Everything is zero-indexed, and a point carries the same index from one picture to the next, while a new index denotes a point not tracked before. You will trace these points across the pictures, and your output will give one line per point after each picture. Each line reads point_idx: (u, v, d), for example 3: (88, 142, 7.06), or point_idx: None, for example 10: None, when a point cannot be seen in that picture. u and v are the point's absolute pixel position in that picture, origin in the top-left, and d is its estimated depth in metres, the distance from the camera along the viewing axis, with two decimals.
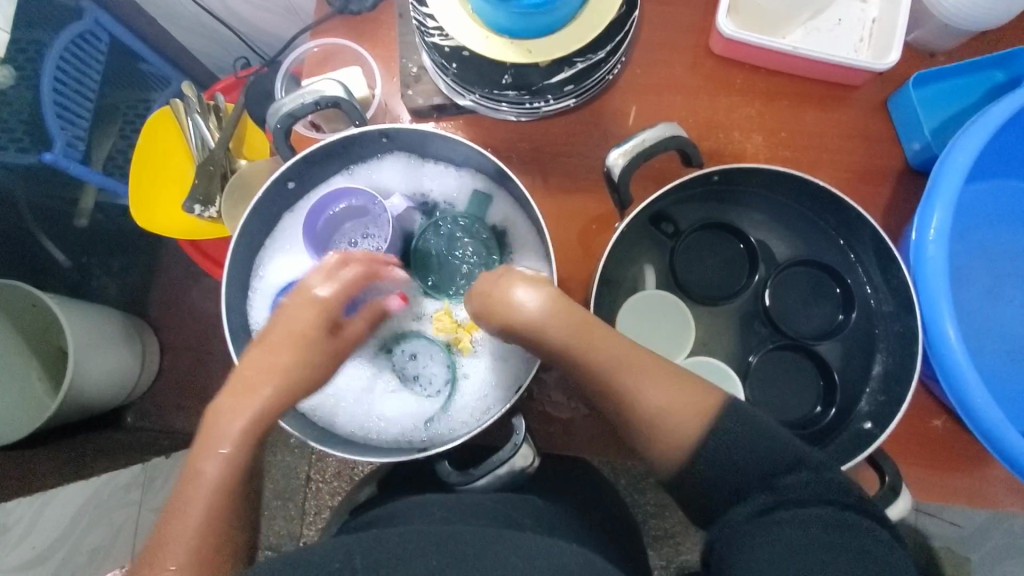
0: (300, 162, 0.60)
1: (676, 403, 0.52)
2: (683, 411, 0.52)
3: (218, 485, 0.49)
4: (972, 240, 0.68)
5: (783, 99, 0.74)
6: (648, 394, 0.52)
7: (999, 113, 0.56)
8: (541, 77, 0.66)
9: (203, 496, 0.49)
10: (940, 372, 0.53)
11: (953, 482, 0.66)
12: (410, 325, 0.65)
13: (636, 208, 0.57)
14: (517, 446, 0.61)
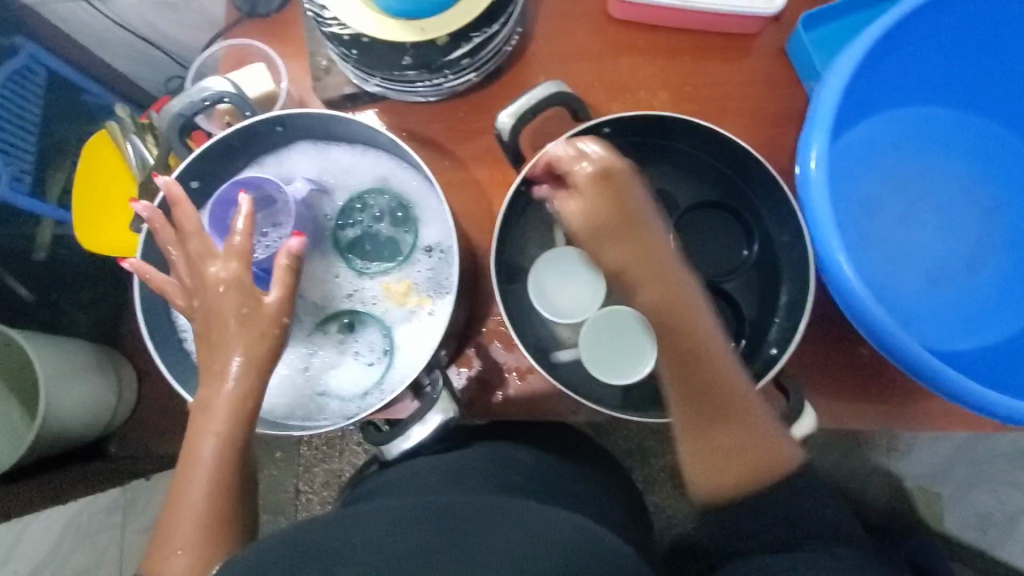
0: (202, 161, 0.60)
1: (722, 476, 0.53)
2: (738, 488, 0.53)
3: (202, 472, 0.52)
4: (877, 168, 0.69)
5: (684, 55, 0.76)
6: (714, 443, 0.52)
7: (873, 34, 0.57)
8: (438, 55, 0.67)
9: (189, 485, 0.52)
10: (837, 292, 0.54)
11: (886, 410, 0.66)
12: (345, 302, 0.64)
13: (525, 167, 0.59)
14: (432, 402, 0.58)
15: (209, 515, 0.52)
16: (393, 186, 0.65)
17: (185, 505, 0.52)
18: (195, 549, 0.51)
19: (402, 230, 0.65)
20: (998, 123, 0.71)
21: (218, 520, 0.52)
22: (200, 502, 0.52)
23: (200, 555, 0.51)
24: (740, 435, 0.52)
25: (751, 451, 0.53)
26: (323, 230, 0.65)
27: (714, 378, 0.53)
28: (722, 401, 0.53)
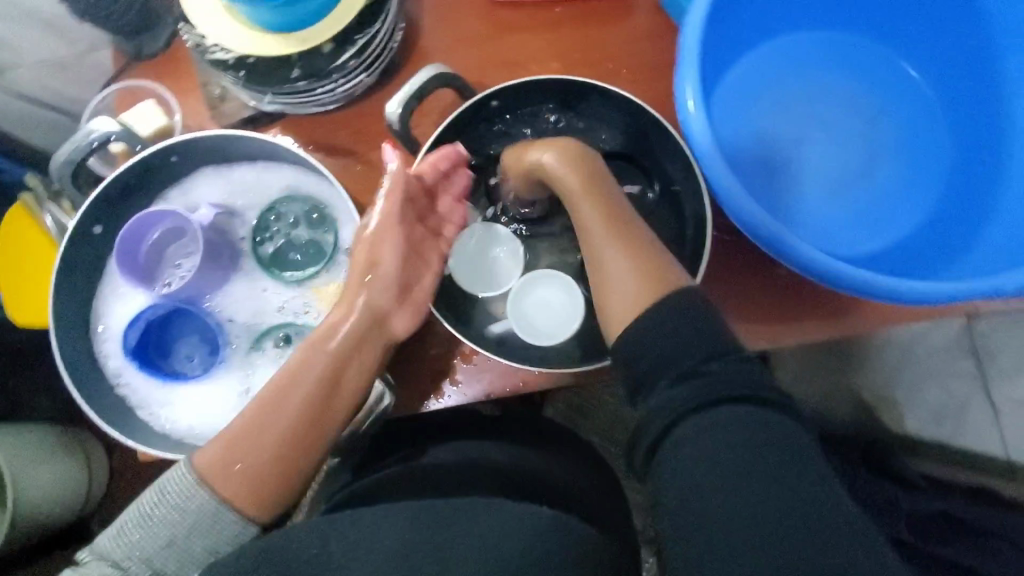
0: (103, 204, 0.60)
1: (620, 299, 0.51)
2: (640, 300, 0.50)
3: (313, 395, 0.54)
4: (763, 97, 0.72)
5: (568, 24, 0.78)
6: (600, 271, 0.53)
7: None
8: (325, 61, 0.68)
9: (264, 407, 0.53)
10: (734, 215, 0.56)
11: (818, 325, 0.67)
12: (277, 316, 0.64)
13: (420, 149, 0.61)
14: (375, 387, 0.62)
15: (272, 457, 0.52)
16: (303, 193, 0.65)
17: (263, 430, 0.52)
18: (257, 478, 0.51)
19: (323, 235, 0.65)
20: (865, 35, 0.74)
21: (289, 463, 0.53)
22: (265, 432, 0.52)
23: (262, 490, 0.51)
24: (628, 257, 0.52)
25: (636, 261, 0.52)
26: (240, 251, 0.65)
27: (616, 214, 0.55)
28: (624, 227, 0.54)
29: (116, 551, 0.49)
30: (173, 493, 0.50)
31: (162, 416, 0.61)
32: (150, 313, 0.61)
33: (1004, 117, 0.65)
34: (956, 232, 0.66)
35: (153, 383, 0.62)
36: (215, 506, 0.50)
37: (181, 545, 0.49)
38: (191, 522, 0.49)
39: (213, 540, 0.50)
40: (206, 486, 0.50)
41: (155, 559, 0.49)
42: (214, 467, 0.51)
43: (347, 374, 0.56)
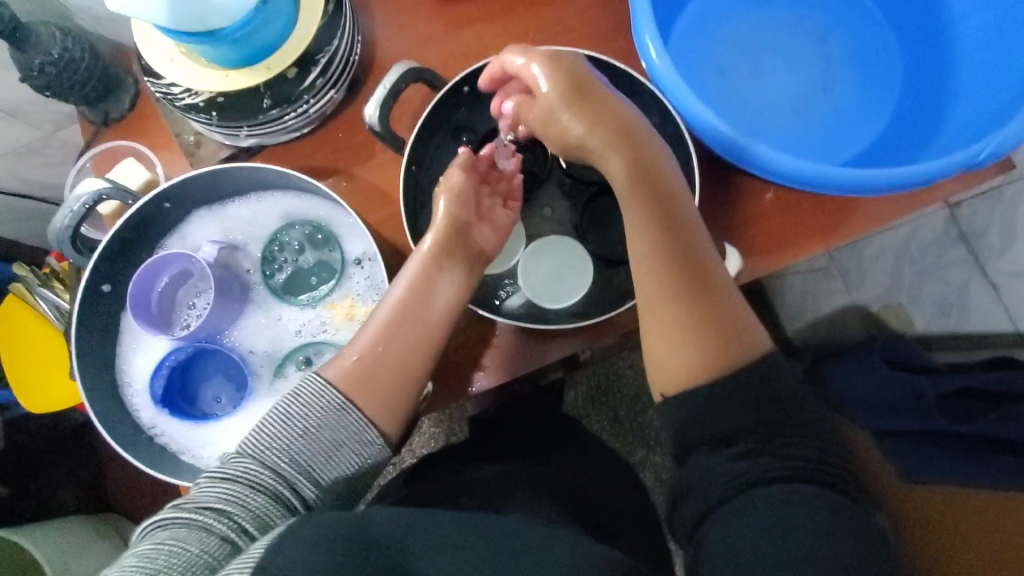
0: (106, 262, 0.60)
1: (685, 355, 0.51)
2: (708, 367, 0.50)
3: (428, 304, 0.58)
4: (716, 36, 0.75)
5: (517, 7, 0.80)
6: (667, 329, 0.53)
7: None
8: (293, 86, 0.70)
9: (379, 319, 0.57)
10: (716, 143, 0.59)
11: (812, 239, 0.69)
12: (295, 340, 0.66)
13: (404, 145, 0.63)
14: None
15: (387, 362, 0.55)
16: (300, 216, 0.67)
17: (389, 327, 0.56)
18: (380, 370, 0.54)
19: (328, 253, 0.67)
20: None
21: (410, 365, 0.56)
22: (379, 338, 0.55)
23: (383, 388, 0.54)
24: (705, 313, 0.52)
25: (705, 328, 0.52)
26: (249, 283, 0.66)
27: (693, 253, 0.55)
28: (693, 267, 0.54)
29: (257, 445, 0.49)
30: (305, 393, 0.51)
31: (203, 456, 0.61)
32: (171, 358, 0.62)
33: (943, 9, 0.69)
34: (924, 125, 0.69)
35: (189, 427, 0.62)
36: (340, 402, 0.52)
37: (309, 441, 0.50)
38: (318, 418, 0.50)
39: (341, 437, 0.51)
40: (336, 387, 0.52)
41: (289, 454, 0.49)
42: (341, 371, 0.53)
43: (437, 292, 0.59)
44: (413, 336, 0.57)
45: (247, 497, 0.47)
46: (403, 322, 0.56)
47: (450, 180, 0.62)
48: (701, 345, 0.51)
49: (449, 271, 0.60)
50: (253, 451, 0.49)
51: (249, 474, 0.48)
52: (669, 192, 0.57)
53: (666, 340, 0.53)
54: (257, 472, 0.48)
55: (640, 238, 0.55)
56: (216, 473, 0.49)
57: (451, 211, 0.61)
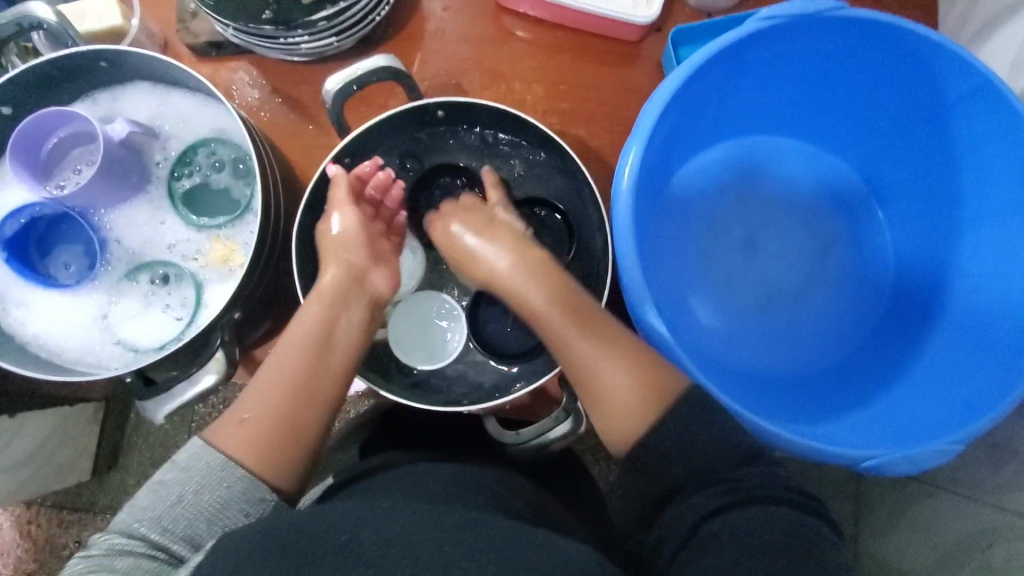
0: (13, 87, 0.56)
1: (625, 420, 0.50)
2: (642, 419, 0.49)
3: (318, 352, 0.53)
4: (725, 190, 0.70)
5: (563, 53, 0.75)
6: (595, 393, 0.51)
7: (717, 48, 0.56)
8: (299, 14, 0.64)
9: (268, 364, 0.53)
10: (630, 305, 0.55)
11: None
12: (164, 252, 0.63)
13: (348, 136, 0.59)
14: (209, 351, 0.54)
15: (275, 411, 0.50)
16: (234, 140, 0.63)
17: (275, 383, 0.51)
18: (258, 429, 0.49)
19: (242, 188, 0.63)
20: (846, 161, 0.71)
21: (291, 427, 0.50)
22: (270, 386, 0.51)
23: (268, 446, 0.48)
24: (621, 360, 0.51)
25: (633, 384, 0.50)
26: (151, 176, 0.63)
27: (599, 331, 0.53)
28: (592, 326, 0.53)
29: (134, 519, 0.45)
30: (183, 456, 0.47)
31: (14, 314, 0.59)
32: (36, 209, 0.59)
33: (945, 291, 0.64)
34: (865, 389, 0.65)
35: (18, 280, 0.60)
36: (222, 460, 0.47)
37: (189, 505, 0.45)
38: (198, 479, 0.46)
39: (227, 500, 0.46)
40: (218, 445, 0.48)
41: (166, 521, 0.44)
42: (224, 429, 0.49)
43: (337, 333, 0.55)
44: (304, 389, 0.52)
45: (116, 563, 0.42)
46: (294, 371, 0.52)
47: (342, 222, 0.58)
48: (626, 389, 0.50)
49: (348, 313, 0.56)
50: (127, 525, 0.45)
51: (120, 545, 0.43)
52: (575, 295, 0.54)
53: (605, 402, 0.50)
54: (129, 540, 0.43)
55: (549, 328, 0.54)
56: (82, 555, 0.44)
57: (347, 254, 0.58)
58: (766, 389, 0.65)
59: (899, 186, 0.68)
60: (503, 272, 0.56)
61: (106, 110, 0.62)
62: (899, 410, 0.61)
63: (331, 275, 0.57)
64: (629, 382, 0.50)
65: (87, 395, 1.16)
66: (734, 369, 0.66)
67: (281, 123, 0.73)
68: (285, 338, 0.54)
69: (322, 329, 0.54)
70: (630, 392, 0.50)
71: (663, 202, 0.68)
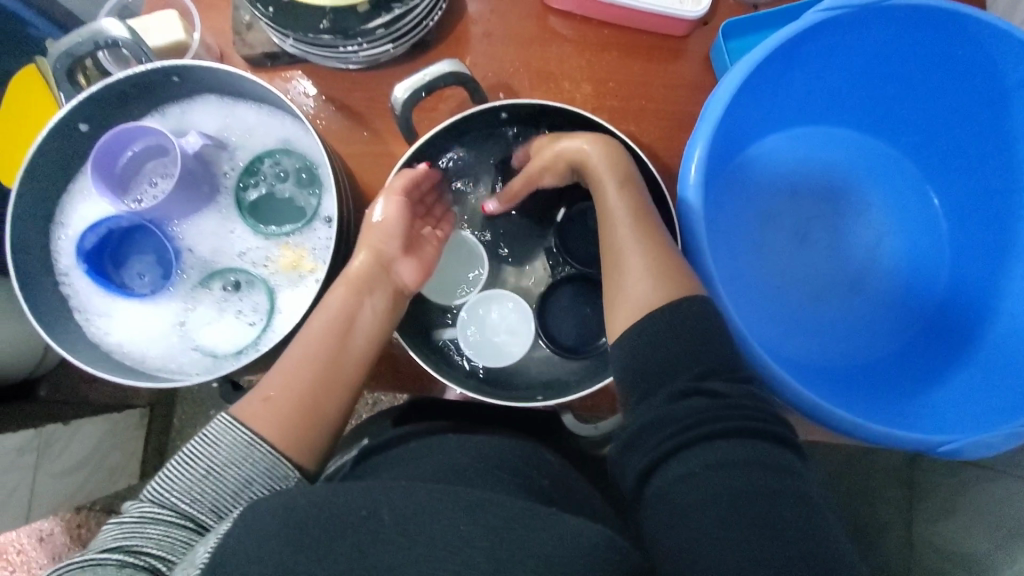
0: (90, 103, 0.58)
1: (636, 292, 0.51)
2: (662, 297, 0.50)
3: (344, 338, 0.55)
4: (778, 181, 0.70)
5: (611, 50, 0.76)
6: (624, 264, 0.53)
7: (777, 41, 0.57)
8: (357, 22, 0.66)
9: (294, 350, 0.54)
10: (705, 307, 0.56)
11: None
12: (234, 260, 0.64)
13: (416, 140, 0.62)
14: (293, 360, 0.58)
15: (301, 395, 0.52)
16: (298, 149, 0.65)
17: (299, 367, 0.53)
18: (285, 411, 0.51)
19: (306, 197, 0.65)
20: (897, 149, 0.72)
21: (315, 410, 0.52)
22: (294, 371, 0.53)
23: (294, 429, 0.51)
24: (661, 254, 0.52)
25: (659, 274, 0.51)
26: (221, 187, 0.65)
27: (648, 231, 0.54)
28: (643, 224, 0.54)
29: (166, 488, 0.47)
30: (210, 431, 0.49)
31: (96, 324, 0.62)
32: (114, 222, 0.61)
33: (1002, 275, 0.64)
34: (924, 375, 0.65)
35: (98, 291, 0.62)
36: (247, 438, 0.49)
37: (218, 478, 0.47)
38: (225, 455, 0.48)
39: (249, 475, 0.48)
40: (243, 425, 0.50)
41: (196, 493, 0.47)
42: (249, 408, 0.51)
43: (359, 320, 0.56)
44: (330, 375, 0.54)
45: (151, 531, 0.44)
46: (316, 360, 0.54)
47: (385, 210, 0.58)
48: (652, 277, 0.51)
49: (371, 300, 0.57)
50: (158, 495, 0.47)
51: (152, 513, 0.46)
52: (636, 190, 0.56)
53: (626, 276, 0.52)
54: (161, 510, 0.46)
55: (611, 203, 0.56)
56: (115, 521, 0.46)
57: (373, 243, 0.58)
58: (825, 377, 0.66)
59: (953, 172, 0.69)
60: (583, 151, 0.58)
61: (177, 123, 0.64)
62: (961, 395, 0.62)
63: (359, 259, 0.58)
64: (652, 268, 0.52)
65: (134, 400, 1.19)
66: (793, 359, 0.66)
67: (336, 130, 0.74)
68: (310, 322, 0.55)
69: (346, 317, 0.55)
70: (652, 276, 0.51)
71: (718, 196, 0.68)
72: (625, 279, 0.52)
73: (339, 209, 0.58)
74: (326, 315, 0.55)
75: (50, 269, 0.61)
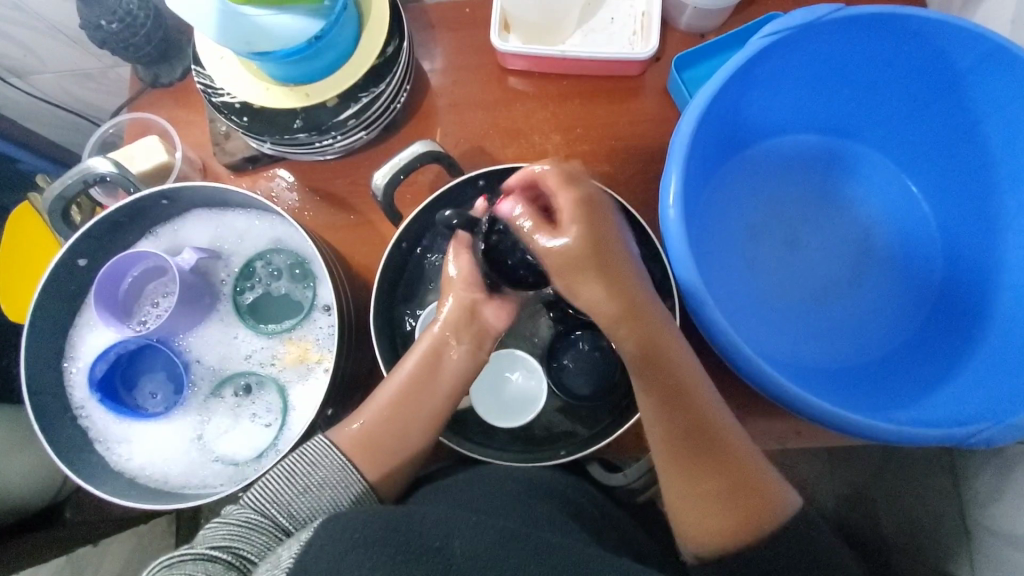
0: (87, 239, 0.60)
1: (706, 517, 0.50)
2: (734, 531, 0.49)
3: (428, 385, 0.55)
4: (756, 194, 0.72)
5: (573, 99, 0.79)
6: (696, 476, 0.50)
7: (728, 70, 0.59)
8: (328, 116, 0.69)
9: (390, 381, 0.55)
10: (712, 339, 0.56)
11: (781, 436, 0.65)
12: (242, 364, 0.65)
13: (401, 221, 0.64)
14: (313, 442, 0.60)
15: (389, 432, 0.53)
16: (288, 246, 0.67)
17: (391, 401, 0.54)
18: (372, 441, 0.53)
19: (302, 290, 0.66)
20: (868, 145, 0.74)
21: (404, 443, 0.54)
22: (387, 405, 0.54)
23: (384, 463, 0.53)
24: (742, 482, 0.50)
25: (738, 498, 0.50)
26: (220, 294, 0.67)
27: (722, 444, 0.51)
28: (712, 444, 0.51)
29: (262, 497, 0.48)
30: (309, 450, 0.51)
31: (117, 451, 0.62)
32: (122, 347, 0.62)
33: (998, 250, 0.65)
34: (942, 359, 0.65)
35: (114, 418, 0.62)
36: (341, 462, 0.51)
37: (315, 498, 0.48)
38: (322, 476, 0.49)
39: (340, 499, 0.49)
40: (339, 447, 0.52)
41: (291, 508, 0.47)
42: (346, 434, 0.53)
43: (446, 363, 0.56)
44: (417, 412, 0.54)
45: (253, 537, 0.45)
46: (410, 394, 0.54)
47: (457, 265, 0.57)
48: (728, 510, 0.49)
49: (460, 344, 0.56)
50: (257, 501, 0.48)
51: (249, 519, 0.46)
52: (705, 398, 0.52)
53: (697, 499, 0.50)
54: (262, 518, 0.46)
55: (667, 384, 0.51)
56: (217, 520, 0.46)
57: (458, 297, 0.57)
58: (842, 379, 0.66)
59: (924, 158, 0.70)
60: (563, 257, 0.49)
61: (171, 242, 0.66)
62: (983, 375, 0.61)
63: (447, 306, 0.57)
64: (736, 490, 0.50)
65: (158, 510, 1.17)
66: (807, 365, 0.66)
67: (323, 219, 0.76)
68: (399, 364, 0.56)
69: (433, 357, 0.55)
70: (722, 508, 0.50)
71: (702, 221, 0.70)
72: (696, 503, 0.50)
73: (338, 299, 0.60)
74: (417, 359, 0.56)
75: (65, 404, 0.62)
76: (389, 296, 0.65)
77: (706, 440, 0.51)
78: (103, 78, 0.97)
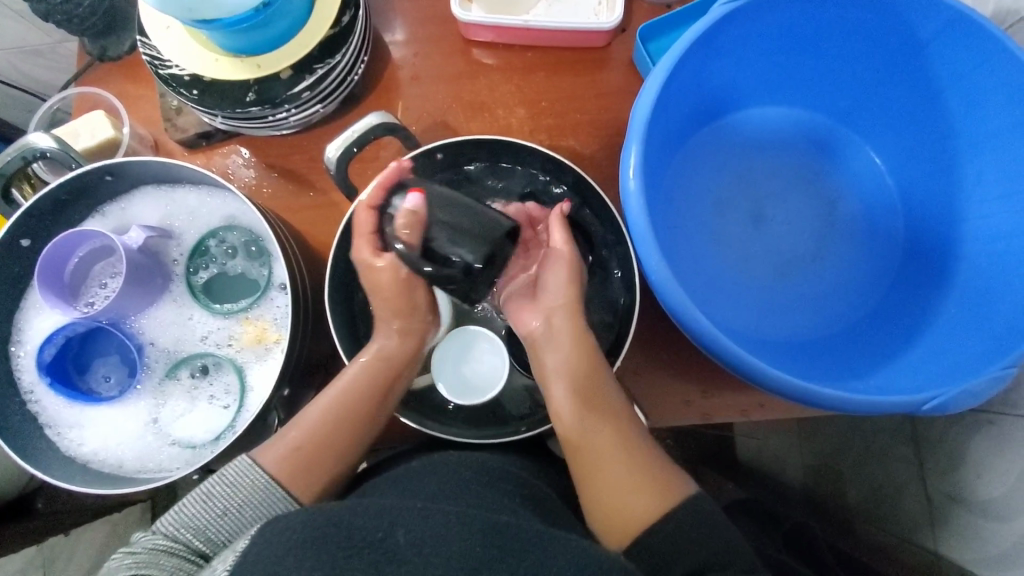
0: (26, 218, 0.58)
1: (620, 510, 0.49)
2: (642, 518, 0.48)
3: (365, 402, 0.56)
4: (720, 166, 0.72)
5: (538, 70, 0.77)
6: (600, 468, 0.51)
7: (689, 38, 0.58)
8: (282, 89, 0.66)
9: (332, 391, 0.55)
10: (671, 311, 0.55)
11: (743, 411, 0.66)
12: (197, 345, 0.63)
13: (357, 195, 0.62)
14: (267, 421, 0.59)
15: (323, 445, 0.53)
16: (243, 224, 0.65)
17: (326, 418, 0.54)
18: (302, 457, 0.52)
19: (259, 268, 0.65)
20: (832, 117, 0.73)
21: (335, 457, 0.54)
22: (324, 420, 0.54)
23: (314, 480, 0.52)
24: (643, 470, 0.50)
25: (643, 484, 0.49)
26: (173, 274, 0.65)
27: (612, 432, 0.52)
28: (611, 435, 0.53)
29: (175, 523, 0.47)
30: (229, 471, 0.49)
31: (69, 437, 0.60)
32: (70, 330, 0.60)
33: (957, 221, 0.65)
34: (899, 332, 0.66)
35: (65, 403, 0.61)
36: (265, 481, 0.50)
37: (233, 520, 0.48)
38: (242, 497, 0.48)
39: (263, 516, 0.49)
40: (264, 468, 0.50)
41: (209, 531, 0.47)
42: (274, 452, 0.51)
43: (393, 386, 0.58)
44: (352, 427, 0.55)
45: (160, 564, 0.44)
46: (349, 407, 0.55)
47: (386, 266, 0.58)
48: (629, 497, 0.49)
49: (405, 372, 0.59)
50: (169, 527, 0.47)
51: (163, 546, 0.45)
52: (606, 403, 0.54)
53: (598, 489, 0.50)
54: (173, 543, 0.46)
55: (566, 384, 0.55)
56: (124, 551, 0.45)
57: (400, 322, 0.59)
58: (803, 352, 0.66)
59: (889, 130, 0.70)
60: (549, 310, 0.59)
61: (118, 221, 0.64)
62: (938, 346, 0.62)
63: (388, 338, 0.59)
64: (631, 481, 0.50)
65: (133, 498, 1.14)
66: (770, 339, 0.67)
67: (281, 197, 0.74)
68: (345, 371, 0.57)
69: (380, 380, 0.57)
70: (621, 498, 0.49)
71: (666, 195, 0.69)
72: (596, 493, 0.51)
73: (294, 278, 0.58)
74: (363, 376, 0.56)
75: (13, 389, 0.60)
76: (348, 274, 0.64)
77: (600, 429, 0.53)
78: (49, 52, 0.92)
